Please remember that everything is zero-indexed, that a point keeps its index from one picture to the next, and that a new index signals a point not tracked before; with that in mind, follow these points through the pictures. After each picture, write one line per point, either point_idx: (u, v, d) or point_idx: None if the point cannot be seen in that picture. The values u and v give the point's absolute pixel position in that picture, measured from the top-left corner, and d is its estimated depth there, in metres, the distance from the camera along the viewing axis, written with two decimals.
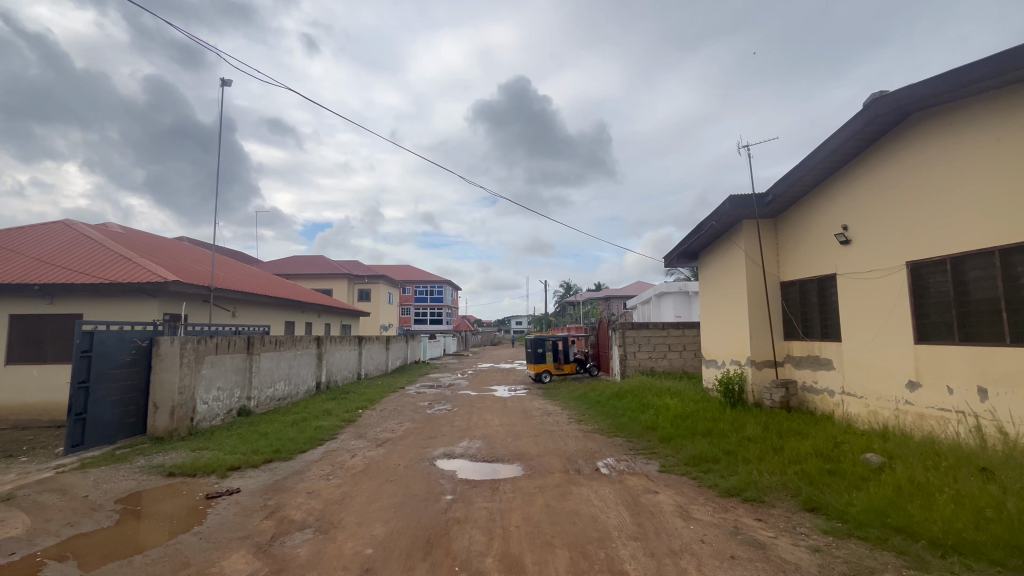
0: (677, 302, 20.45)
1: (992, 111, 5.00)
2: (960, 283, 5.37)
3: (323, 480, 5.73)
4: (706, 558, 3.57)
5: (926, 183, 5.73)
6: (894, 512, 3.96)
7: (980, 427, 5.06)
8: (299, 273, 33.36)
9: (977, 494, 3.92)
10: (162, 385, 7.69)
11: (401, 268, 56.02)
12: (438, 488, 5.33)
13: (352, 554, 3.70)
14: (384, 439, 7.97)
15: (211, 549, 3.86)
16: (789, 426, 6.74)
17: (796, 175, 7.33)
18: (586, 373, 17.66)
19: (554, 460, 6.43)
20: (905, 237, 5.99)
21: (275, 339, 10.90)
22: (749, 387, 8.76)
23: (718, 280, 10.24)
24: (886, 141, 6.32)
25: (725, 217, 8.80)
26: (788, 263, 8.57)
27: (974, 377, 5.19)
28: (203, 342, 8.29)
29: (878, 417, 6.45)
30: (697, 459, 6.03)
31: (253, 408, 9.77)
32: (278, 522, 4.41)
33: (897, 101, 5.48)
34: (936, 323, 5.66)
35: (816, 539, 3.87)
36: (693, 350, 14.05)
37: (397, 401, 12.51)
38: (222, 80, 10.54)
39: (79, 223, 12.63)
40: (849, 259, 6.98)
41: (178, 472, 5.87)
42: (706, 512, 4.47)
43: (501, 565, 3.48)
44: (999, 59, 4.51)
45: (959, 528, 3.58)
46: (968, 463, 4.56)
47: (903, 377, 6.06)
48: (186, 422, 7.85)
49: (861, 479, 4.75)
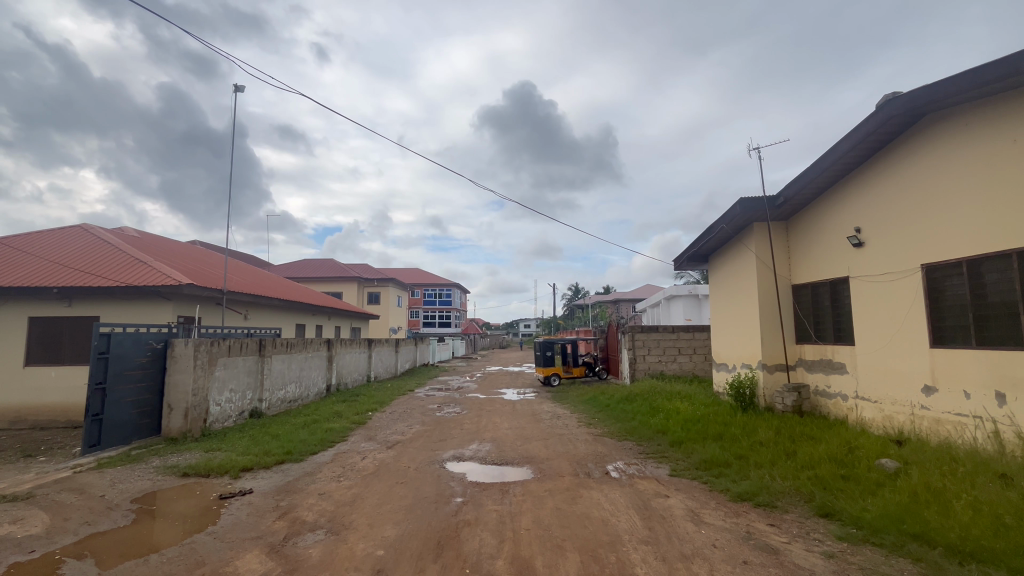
0: (687, 305, 20.34)
1: (1007, 111, 4.94)
2: (976, 286, 5.30)
3: (335, 481, 5.78)
4: (718, 563, 3.55)
5: (943, 182, 5.63)
6: (910, 518, 3.91)
7: (998, 433, 4.96)
8: (309, 277, 33.82)
9: (996, 501, 3.85)
10: (177, 386, 7.80)
11: (409, 272, 56.18)
12: (449, 490, 5.35)
13: (364, 555, 3.73)
14: (394, 441, 8.02)
15: (225, 549, 3.90)
16: (802, 431, 6.65)
17: (807, 177, 7.26)
18: (594, 377, 17.63)
19: (563, 463, 6.42)
20: (919, 241, 5.94)
21: (286, 342, 10.99)
22: (760, 391, 8.69)
23: (729, 283, 10.15)
24: (900, 142, 6.25)
25: (736, 219, 8.71)
26: (800, 267, 8.51)
27: (991, 382, 5.11)
28: (217, 344, 8.40)
29: (892, 421, 6.37)
30: (708, 463, 5.99)
31: (264, 409, 9.87)
32: (289, 523, 4.44)
33: (908, 103, 5.43)
34: (952, 327, 5.58)
35: (830, 544, 3.83)
36: (703, 353, 13.90)
37: (405, 403, 12.56)
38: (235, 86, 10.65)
39: (95, 227, 12.88)
40: (863, 262, 6.90)
41: (192, 473, 5.94)
42: (717, 517, 4.43)
43: (512, 567, 3.49)
44: (1014, 58, 4.44)
45: (977, 535, 3.52)
46: (986, 469, 4.47)
47: (918, 382, 5.98)
48: (200, 423, 7.94)
49: (876, 485, 4.69)
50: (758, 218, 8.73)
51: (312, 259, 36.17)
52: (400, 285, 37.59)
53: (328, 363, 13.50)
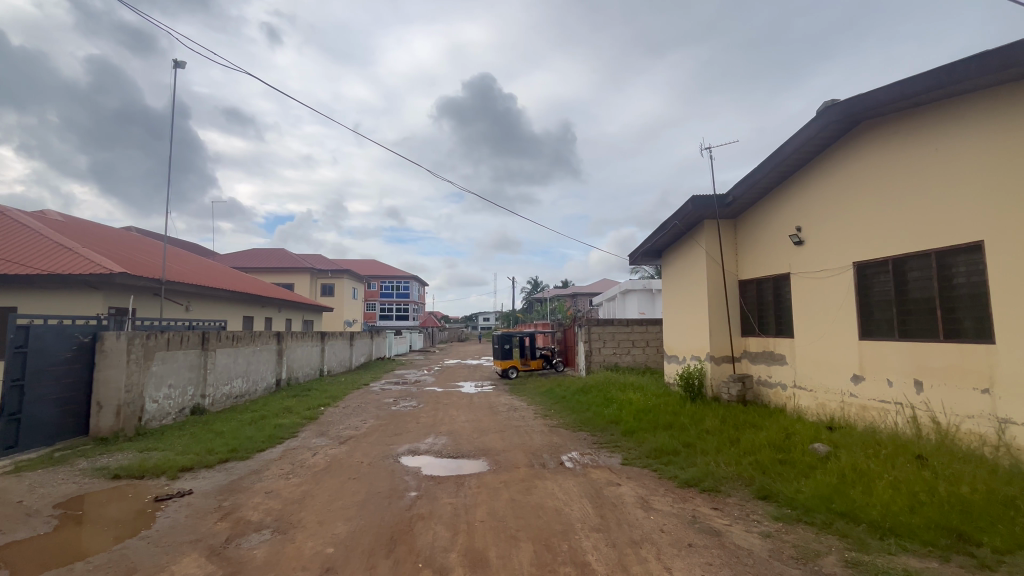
0: (641, 300, 20.96)
1: (928, 123, 5.38)
2: (900, 282, 5.73)
3: (283, 479, 5.56)
4: (665, 547, 3.68)
5: (901, 171, 5.69)
6: (838, 497, 4.20)
7: (916, 417, 5.41)
8: (257, 267, 32.33)
9: (912, 479, 4.20)
10: (107, 383, 7.26)
11: (365, 263, 54.77)
12: (403, 485, 5.27)
13: (312, 554, 3.62)
14: (347, 436, 7.81)
15: (160, 554, 3.68)
16: (745, 419, 7.00)
17: (755, 177, 7.59)
18: (551, 369, 17.85)
19: (519, 455, 6.47)
20: (852, 241, 6.37)
21: (232, 335, 10.45)
22: (708, 382, 9.08)
23: (680, 278, 10.53)
24: (835, 148, 6.68)
25: (687, 216, 9.03)
26: (746, 263, 8.92)
27: (911, 372, 5.55)
28: (153, 338, 7.89)
29: (825, 408, 6.80)
30: (659, 451, 6.20)
31: (207, 406, 9.37)
32: (232, 524, 4.25)
33: (845, 111, 5.80)
34: (878, 321, 6.02)
35: (767, 525, 4.06)
36: (656, 346, 14.36)
37: (360, 397, 12.27)
38: (176, 62, 9.95)
39: (14, 209, 11.74)
40: (802, 259, 7.32)
41: (125, 474, 5.57)
42: (666, 503, 4.60)
43: (465, 560, 3.48)
44: (937, 73, 4.82)
45: (895, 511, 3.83)
46: (905, 451, 4.85)
47: (848, 371, 6.41)
48: (134, 421, 7.45)
49: (809, 467, 5.01)
50: (708, 216, 9.08)
51: (261, 248, 34.58)
52: (356, 276, 36.53)
53: (278, 357, 12.96)
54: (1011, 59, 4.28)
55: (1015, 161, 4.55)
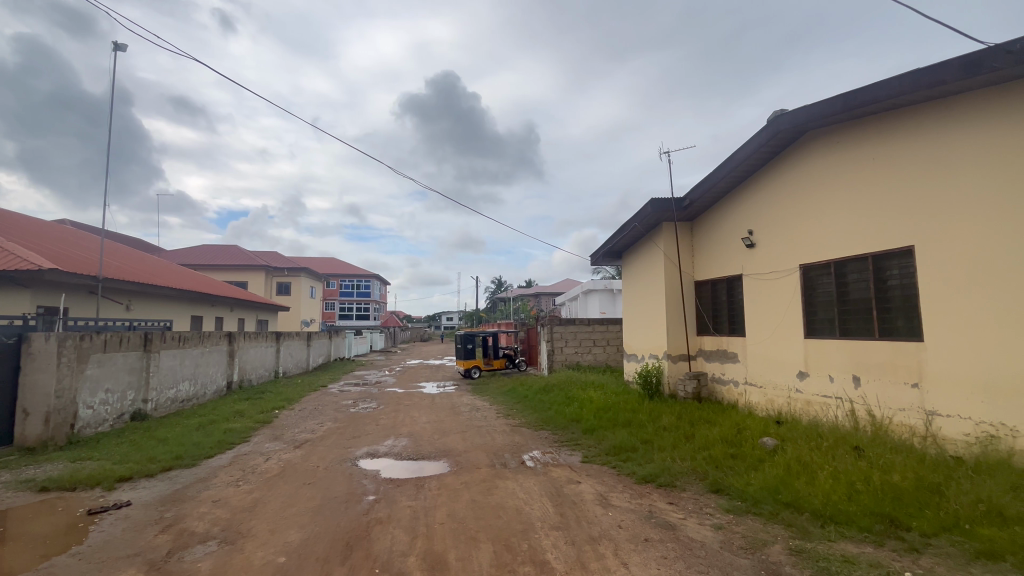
0: (603, 300, 21.35)
1: (868, 133, 5.73)
2: (841, 284, 6.08)
3: (232, 487, 5.31)
4: (622, 543, 3.75)
5: (877, 168, 5.60)
6: (784, 488, 4.41)
7: (854, 411, 5.75)
8: (207, 264, 30.76)
9: (851, 470, 4.45)
10: (35, 388, 6.72)
11: (324, 261, 53.14)
12: (360, 489, 5.14)
13: (262, 564, 3.47)
14: (303, 440, 7.55)
15: (92, 571, 3.43)
16: (699, 415, 7.24)
17: (711, 181, 7.83)
18: (514, 369, 17.88)
19: (481, 455, 6.45)
20: (800, 244, 6.68)
21: (178, 335, 9.91)
22: (665, 379, 9.32)
23: (639, 279, 10.78)
24: (784, 156, 7.02)
25: (647, 218, 9.25)
26: (701, 265, 9.23)
27: (850, 368, 5.89)
28: (88, 339, 7.37)
29: (773, 404, 7.14)
30: (618, 448, 6.33)
31: (150, 411, 8.84)
32: (175, 536, 4.02)
33: (794, 121, 6.10)
34: (822, 320, 6.37)
35: (718, 517, 4.22)
36: (616, 345, 14.64)
37: (317, 400, 11.88)
38: (117, 45, 9.31)
39: None
40: (754, 261, 7.64)
41: (54, 486, 5.17)
42: (624, 499, 4.70)
43: (423, 564, 3.42)
44: (876, 88, 5.14)
45: (835, 500, 4.06)
46: (844, 443, 5.15)
47: (794, 368, 6.75)
48: (65, 429, 6.93)
49: (758, 461, 5.24)
50: (667, 218, 9.33)
51: (211, 245, 32.91)
52: (314, 275, 35.37)
53: (229, 359, 12.38)
54: (940, 77, 4.62)
55: (979, 169, 4.64)
